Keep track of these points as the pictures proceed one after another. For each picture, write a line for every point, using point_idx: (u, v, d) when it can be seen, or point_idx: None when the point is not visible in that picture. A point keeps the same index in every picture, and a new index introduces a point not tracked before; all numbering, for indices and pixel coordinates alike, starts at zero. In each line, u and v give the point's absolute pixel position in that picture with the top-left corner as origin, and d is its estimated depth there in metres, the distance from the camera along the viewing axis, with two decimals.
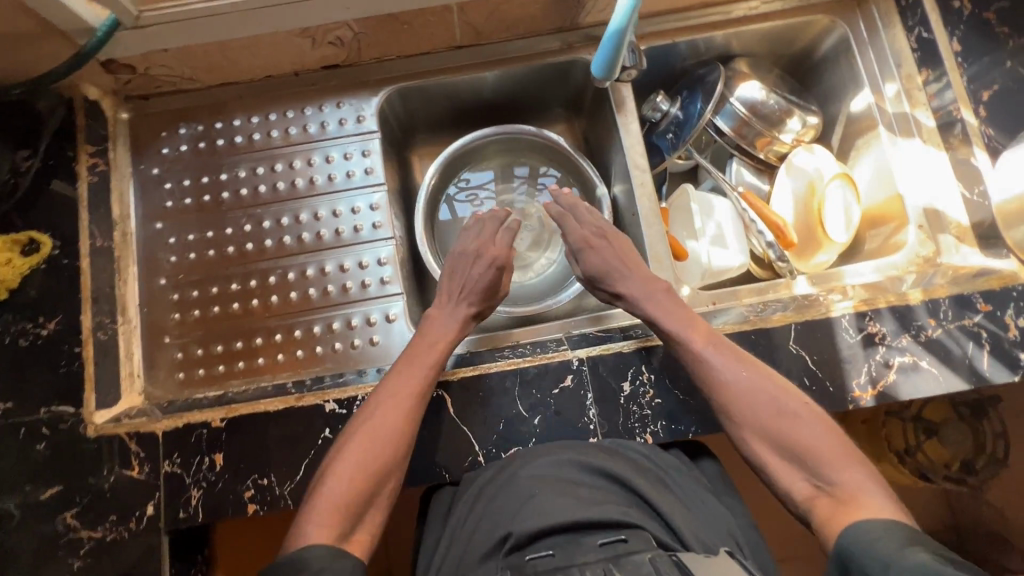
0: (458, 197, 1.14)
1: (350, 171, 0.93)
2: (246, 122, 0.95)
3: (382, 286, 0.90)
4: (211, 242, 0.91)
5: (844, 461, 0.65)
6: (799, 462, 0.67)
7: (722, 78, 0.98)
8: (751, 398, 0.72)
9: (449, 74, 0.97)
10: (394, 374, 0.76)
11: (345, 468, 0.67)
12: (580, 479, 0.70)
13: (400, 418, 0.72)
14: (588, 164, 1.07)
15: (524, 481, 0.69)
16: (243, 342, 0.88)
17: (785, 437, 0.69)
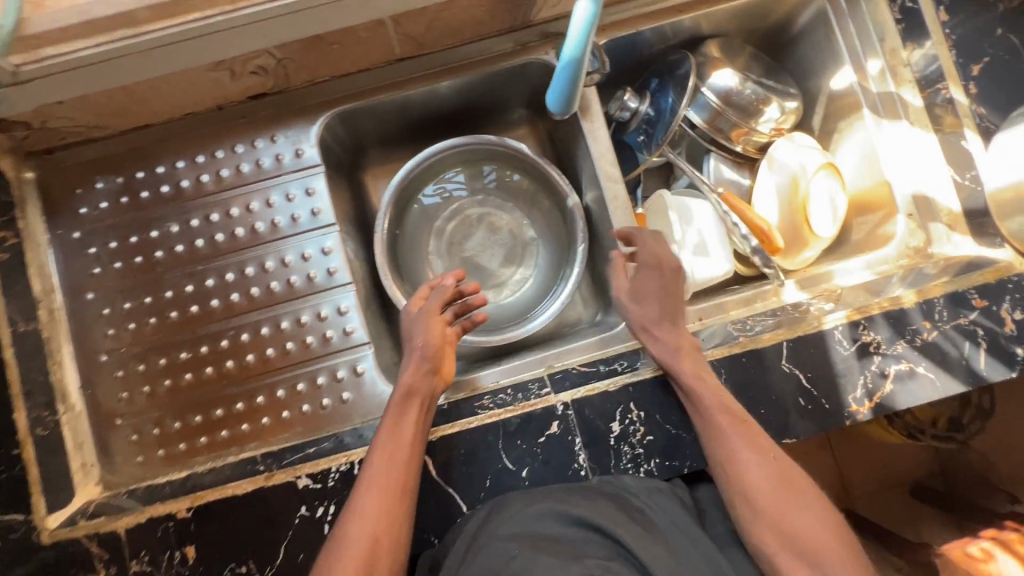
0: (421, 218, 1.06)
1: (296, 213, 0.85)
2: (171, 168, 0.84)
3: (346, 337, 0.84)
4: (151, 308, 0.83)
5: (842, 557, 0.61)
6: (803, 556, 0.61)
7: (694, 67, 0.90)
8: (760, 479, 0.67)
9: (393, 90, 0.87)
10: (372, 467, 0.68)
11: None
12: (565, 533, 0.63)
13: (384, 521, 0.64)
14: (557, 173, 0.99)
15: (502, 540, 0.62)
16: (203, 415, 0.81)
17: (786, 527, 0.64)
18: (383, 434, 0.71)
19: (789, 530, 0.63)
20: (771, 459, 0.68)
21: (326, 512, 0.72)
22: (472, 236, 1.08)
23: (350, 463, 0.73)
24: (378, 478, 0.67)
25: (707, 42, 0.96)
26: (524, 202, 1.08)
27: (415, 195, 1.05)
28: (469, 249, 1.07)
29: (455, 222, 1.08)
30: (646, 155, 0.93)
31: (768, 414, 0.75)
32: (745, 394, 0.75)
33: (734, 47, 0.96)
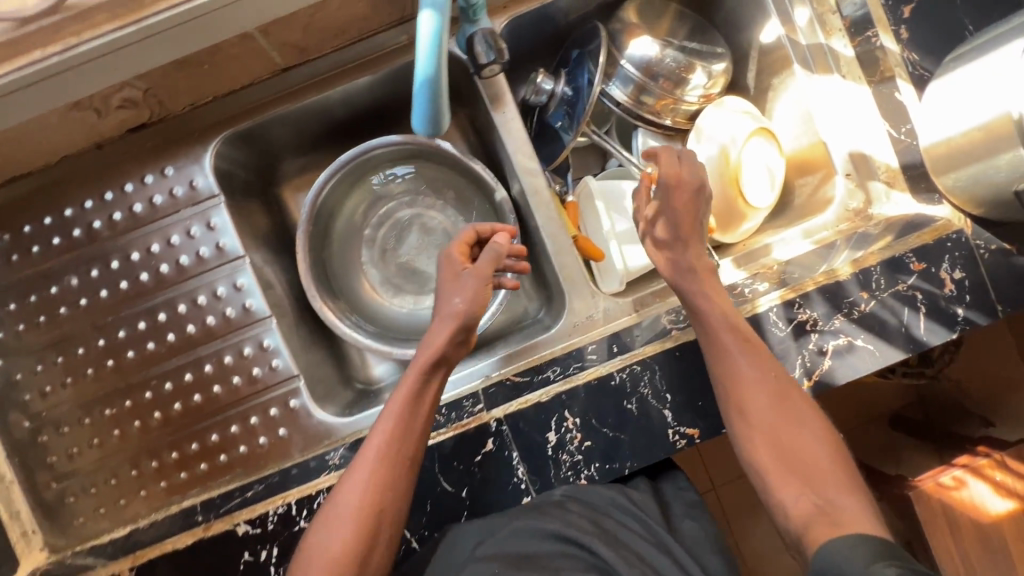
0: (348, 226, 1.00)
1: (201, 250, 0.80)
2: (58, 217, 0.79)
3: (274, 372, 0.81)
4: (67, 368, 0.80)
5: (840, 476, 0.58)
6: (799, 472, 0.59)
7: (604, 37, 0.83)
8: (761, 398, 0.64)
9: (284, 103, 0.80)
10: (379, 429, 0.66)
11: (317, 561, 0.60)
12: (537, 553, 0.63)
13: (387, 484, 0.63)
14: (480, 165, 0.91)
15: (481, 562, 0.62)
16: (137, 469, 0.79)
17: (784, 443, 0.61)
18: (400, 394, 0.68)
19: (785, 446, 0.61)
20: (776, 375, 0.65)
21: (270, 555, 0.72)
22: (406, 237, 1.02)
23: (287, 505, 0.74)
24: (387, 441, 0.65)
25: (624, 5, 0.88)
26: (454, 197, 1.01)
27: (338, 205, 0.97)
28: (405, 251, 1.02)
29: (387, 224, 1.02)
30: (569, 136, 0.85)
31: (705, 405, 0.74)
32: (681, 389, 0.74)
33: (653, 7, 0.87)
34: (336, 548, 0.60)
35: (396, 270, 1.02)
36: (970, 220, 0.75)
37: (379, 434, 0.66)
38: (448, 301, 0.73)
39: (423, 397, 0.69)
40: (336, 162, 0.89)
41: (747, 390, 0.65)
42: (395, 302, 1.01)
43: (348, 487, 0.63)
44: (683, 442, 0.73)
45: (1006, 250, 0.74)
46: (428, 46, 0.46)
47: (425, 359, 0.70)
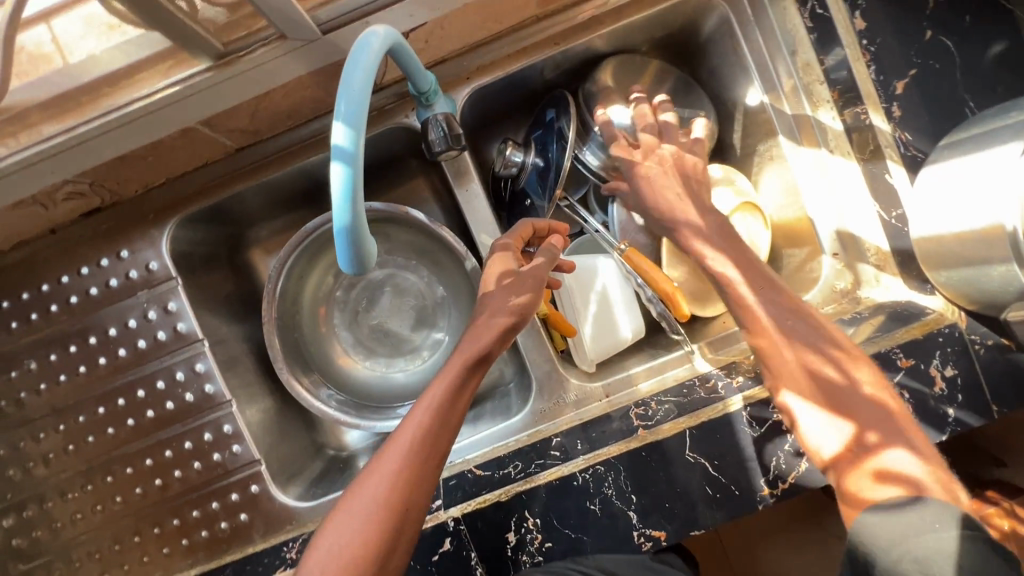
0: (322, 289, 0.98)
1: (158, 333, 0.79)
2: (18, 301, 0.78)
3: (234, 455, 0.80)
4: (31, 451, 0.80)
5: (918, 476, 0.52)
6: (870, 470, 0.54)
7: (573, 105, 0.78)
8: (845, 400, 0.58)
9: (240, 181, 0.78)
10: (413, 421, 0.62)
11: (337, 556, 0.55)
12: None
13: (413, 483, 0.59)
14: (450, 234, 0.86)
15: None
16: (100, 552, 0.79)
17: (859, 440, 0.56)
18: (438, 387, 0.64)
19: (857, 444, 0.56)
20: (855, 370, 0.59)
21: None
22: (380, 296, 1.00)
23: None
24: (417, 436, 0.61)
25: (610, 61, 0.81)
26: (428, 258, 0.99)
27: (310, 269, 0.95)
28: (379, 311, 1.00)
29: (360, 285, 1.00)
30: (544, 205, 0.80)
31: (673, 507, 0.70)
32: (647, 489, 0.70)
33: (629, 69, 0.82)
34: (350, 543, 0.56)
35: (369, 331, 1.00)
36: (964, 313, 0.69)
37: (412, 426, 0.62)
38: (499, 308, 0.67)
39: (461, 393, 0.64)
40: (298, 234, 0.86)
41: (811, 386, 0.60)
42: (368, 364, 0.99)
43: (369, 480, 0.59)
44: (650, 544, 0.70)
45: (1004, 346, 0.69)
46: (340, 198, 0.43)
47: (469, 353, 0.65)
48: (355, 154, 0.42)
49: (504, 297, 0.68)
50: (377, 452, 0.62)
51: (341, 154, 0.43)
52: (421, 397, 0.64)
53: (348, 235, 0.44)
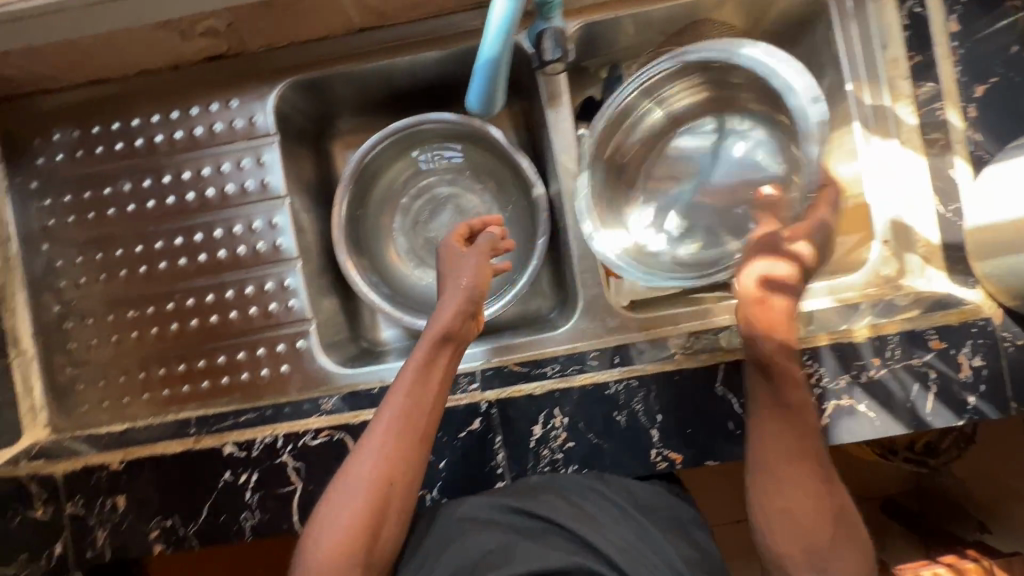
0: (395, 186, 1.03)
1: (247, 183, 0.84)
2: (126, 125, 0.84)
3: (289, 311, 0.84)
4: (102, 265, 0.85)
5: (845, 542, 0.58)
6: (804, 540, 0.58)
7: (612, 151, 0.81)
8: (787, 454, 0.61)
9: (354, 60, 0.84)
10: (394, 398, 0.64)
11: (339, 532, 0.59)
12: (524, 520, 0.66)
13: (402, 458, 0.62)
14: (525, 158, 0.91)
15: (476, 535, 0.64)
16: (145, 373, 0.84)
17: (798, 504, 0.59)
18: (412, 364, 0.67)
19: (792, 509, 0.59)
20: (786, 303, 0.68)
21: (248, 479, 0.75)
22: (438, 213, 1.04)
23: (273, 437, 0.75)
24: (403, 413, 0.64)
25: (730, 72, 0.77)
26: (496, 183, 1.03)
27: (391, 162, 1.01)
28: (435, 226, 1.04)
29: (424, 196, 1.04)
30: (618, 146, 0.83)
31: (692, 435, 0.74)
32: (673, 413, 0.74)
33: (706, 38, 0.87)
34: (351, 519, 0.59)
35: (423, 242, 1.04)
36: (1001, 310, 0.74)
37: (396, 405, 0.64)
38: (467, 282, 0.73)
39: (435, 366, 0.68)
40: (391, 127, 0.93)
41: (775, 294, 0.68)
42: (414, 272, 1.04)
43: (359, 463, 0.62)
44: (664, 464, 0.74)
45: None
46: (496, 29, 0.56)
47: (440, 329, 0.69)
48: None
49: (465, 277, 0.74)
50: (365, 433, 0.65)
51: None
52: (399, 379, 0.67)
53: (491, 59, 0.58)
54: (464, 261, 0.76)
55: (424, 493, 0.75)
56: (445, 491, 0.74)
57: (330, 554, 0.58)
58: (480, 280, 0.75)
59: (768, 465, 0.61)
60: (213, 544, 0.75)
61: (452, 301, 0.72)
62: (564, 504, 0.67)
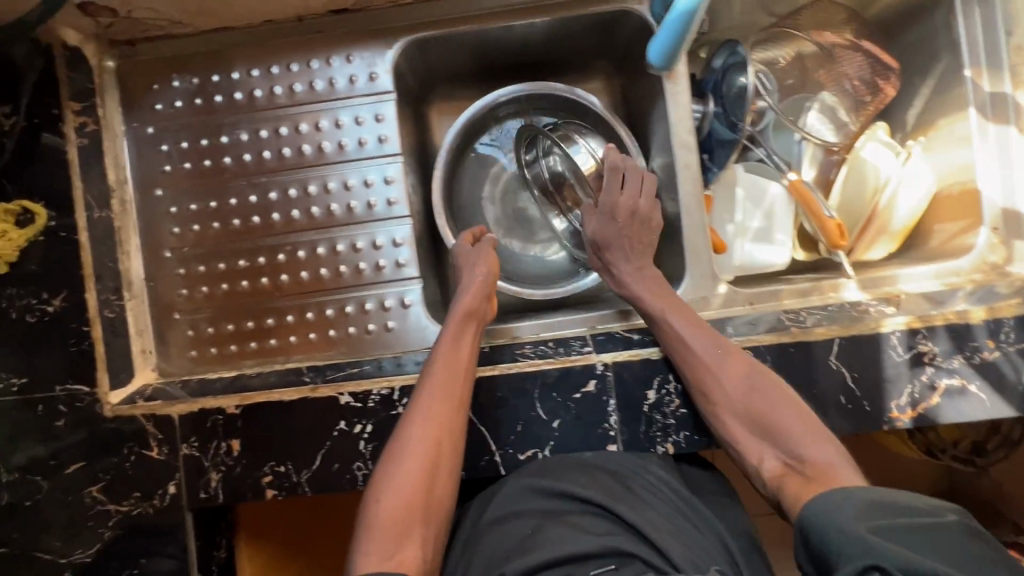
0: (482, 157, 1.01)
1: (363, 139, 0.84)
2: (245, 75, 0.84)
3: (397, 269, 0.85)
4: (216, 214, 0.84)
5: (798, 418, 0.69)
6: (766, 436, 0.70)
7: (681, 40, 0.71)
8: (727, 380, 0.71)
9: (475, 23, 0.84)
10: (433, 371, 0.73)
11: (399, 485, 0.66)
12: (558, 504, 0.69)
13: (446, 419, 0.71)
14: (624, 130, 0.94)
15: (511, 521, 0.69)
16: (253, 322, 0.84)
17: (750, 411, 0.70)
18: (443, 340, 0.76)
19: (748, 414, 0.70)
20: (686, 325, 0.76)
21: (363, 430, 0.76)
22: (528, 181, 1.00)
23: (390, 389, 0.76)
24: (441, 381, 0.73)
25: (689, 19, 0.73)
26: None
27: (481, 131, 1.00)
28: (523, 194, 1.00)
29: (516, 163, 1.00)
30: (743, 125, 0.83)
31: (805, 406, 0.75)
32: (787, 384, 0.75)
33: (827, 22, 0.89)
34: (409, 475, 0.67)
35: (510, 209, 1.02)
36: None
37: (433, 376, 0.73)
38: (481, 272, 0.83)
39: (460, 343, 0.76)
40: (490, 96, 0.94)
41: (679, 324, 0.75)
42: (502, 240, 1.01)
43: (408, 429, 0.70)
44: None
45: None
46: None
47: (461, 308, 0.79)
48: None
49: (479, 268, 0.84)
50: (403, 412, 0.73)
51: None
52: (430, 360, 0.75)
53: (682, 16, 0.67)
54: (473, 255, 0.86)
55: (536, 451, 0.76)
56: (557, 449, 0.75)
57: (392, 505, 0.65)
58: (491, 269, 0.85)
59: (708, 395, 0.72)
60: (325, 492, 0.75)
61: (469, 289, 0.81)
62: (611, 487, 0.70)
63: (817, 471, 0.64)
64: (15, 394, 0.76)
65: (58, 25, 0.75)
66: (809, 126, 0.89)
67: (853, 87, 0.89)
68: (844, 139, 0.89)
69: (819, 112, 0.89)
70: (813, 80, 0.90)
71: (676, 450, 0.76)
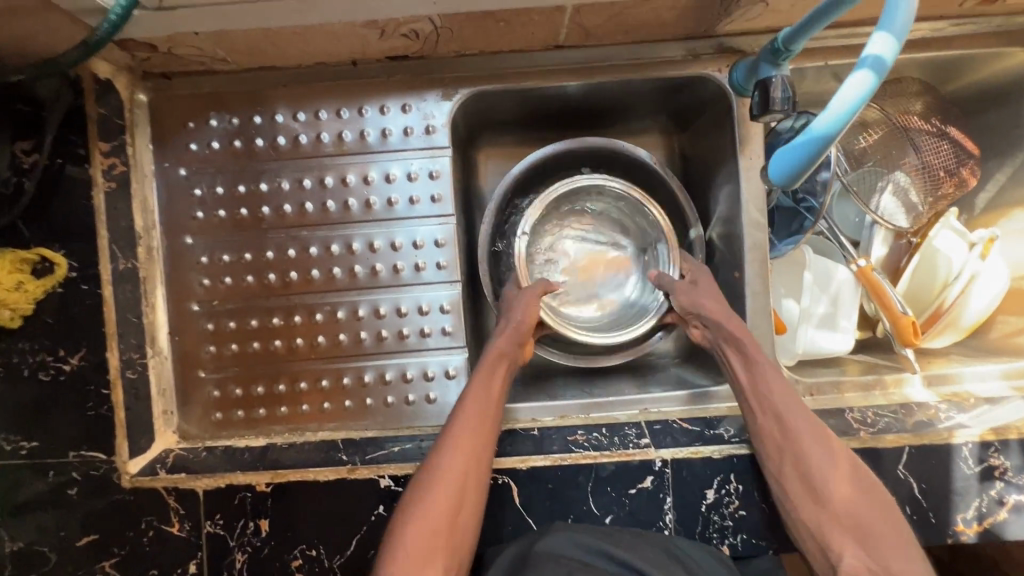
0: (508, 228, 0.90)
1: (414, 196, 0.79)
2: (290, 119, 0.78)
3: (442, 336, 0.80)
4: (250, 266, 0.79)
5: (894, 530, 0.62)
6: (855, 533, 0.63)
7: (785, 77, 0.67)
8: (829, 481, 0.65)
9: (541, 78, 0.78)
10: (465, 404, 0.70)
11: (422, 519, 0.63)
12: (603, 563, 0.63)
13: (474, 454, 0.67)
14: (679, 186, 0.86)
15: (555, 564, 0.62)
16: (286, 385, 0.79)
17: (840, 499, 0.65)
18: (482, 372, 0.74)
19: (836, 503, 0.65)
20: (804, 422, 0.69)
21: None
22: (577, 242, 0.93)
23: None
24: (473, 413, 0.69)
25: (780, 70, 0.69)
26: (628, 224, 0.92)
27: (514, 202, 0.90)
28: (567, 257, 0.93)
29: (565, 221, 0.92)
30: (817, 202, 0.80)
31: None
32: None
33: (904, 96, 0.83)
34: (433, 505, 0.63)
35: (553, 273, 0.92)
36: None
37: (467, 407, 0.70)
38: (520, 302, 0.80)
39: (495, 380, 0.74)
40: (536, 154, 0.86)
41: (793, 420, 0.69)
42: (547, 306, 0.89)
43: (438, 458, 0.67)
44: None
45: None
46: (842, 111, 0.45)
47: (497, 347, 0.76)
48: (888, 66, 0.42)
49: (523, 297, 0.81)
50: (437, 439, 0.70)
51: (868, 63, 0.43)
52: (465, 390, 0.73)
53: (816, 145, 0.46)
54: (520, 294, 0.82)
55: None
56: None
57: (415, 539, 0.61)
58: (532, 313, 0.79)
59: (799, 473, 0.67)
60: None
61: (507, 325, 0.78)
62: (657, 557, 0.64)
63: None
64: (22, 457, 0.69)
65: (91, 59, 0.68)
66: (881, 208, 0.86)
67: (924, 166, 0.83)
68: (915, 225, 0.87)
69: (893, 194, 0.86)
70: (884, 155, 0.84)
71: (732, 552, 0.72)
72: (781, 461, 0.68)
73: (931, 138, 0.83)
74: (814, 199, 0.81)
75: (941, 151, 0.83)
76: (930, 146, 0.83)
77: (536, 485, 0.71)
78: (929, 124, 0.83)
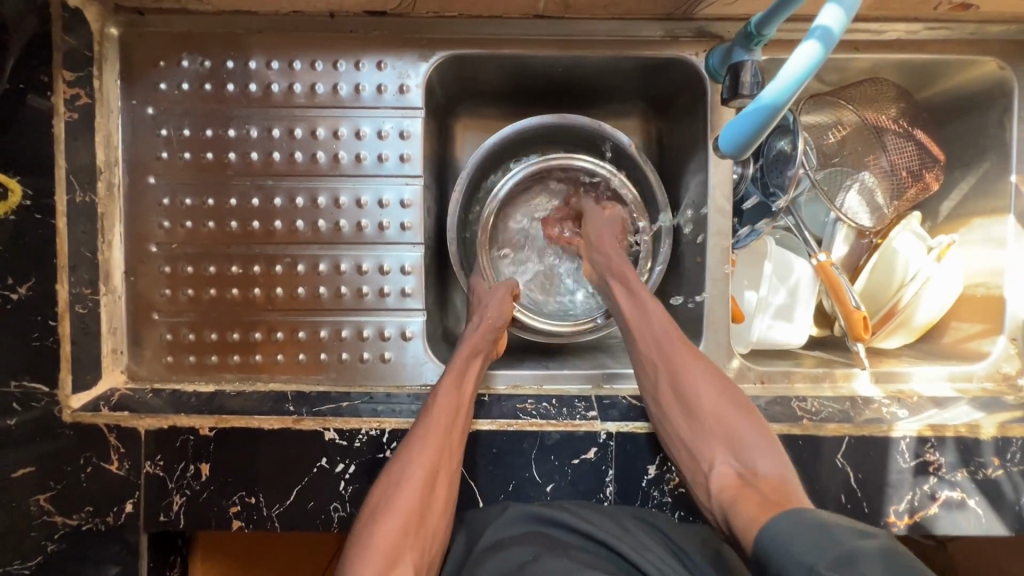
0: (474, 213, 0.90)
1: (383, 154, 0.79)
2: (263, 66, 0.77)
3: (402, 298, 0.80)
4: (212, 212, 0.78)
5: (761, 433, 0.65)
6: (725, 446, 0.65)
7: (756, 64, 0.68)
8: (697, 388, 0.68)
9: (519, 47, 0.78)
10: (435, 403, 0.69)
11: (389, 521, 0.61)
12: (555, 534, 0.65)
13: (445, 452, 0.67)
14: (653, 171, 0.86)
15: (509, 547, 0.63)
16: (240, 334, 0.79)
17: (713, 414, 0.67)
18: (451, 370, 0.73)
19: (703, 417, 0.67)
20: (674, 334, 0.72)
21: (345, 470, 0.70)
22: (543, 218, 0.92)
23: (380, 430, 0.71)
24: (444, 410, 0.69)
25: (754, 55, 0.69)
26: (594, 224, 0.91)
27: (482, 182, 0.90)
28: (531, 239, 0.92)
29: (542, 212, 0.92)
30: (783, 196, 0.81)
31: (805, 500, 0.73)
32: None
33: (879, 98, 0.84)
34: (402, 504, 0.62)
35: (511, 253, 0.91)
36: None
37: (436, 405, 0.69)
38: (490, 301, 0.80)
39: (465, 377, 0.73)
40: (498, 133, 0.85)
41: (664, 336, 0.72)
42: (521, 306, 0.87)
43: (410, 455, 0.66)
44: None
45: None
46: (793, 79, 0.49)
47: (468, 344, 0.76)
48: (835, 38, 0.46)
49: (495, 295, 0.81)
50: (404, 439, 0.69)
51: (818, 33, 0.47)
52: (433, 389, 0.72)
53: (765, 111, 0.51)
54: (489, 292, 0.81)
55: None
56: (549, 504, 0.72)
57: (381, 540, 0.60)
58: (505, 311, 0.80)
59: (667, 394, 0.70)
60: (296, 531, 0.70)
61: (481, 321, 0.78)
62: (608, 523, 0.66)
63: (771, 488, 0.59)
64: None
65: None
66: (845, 206, 0.87)
67: (891, 168, 0.85)
68: (878, 225, 0.89)
69: (858, 193, 0.86)
70: (852, 154, 0.86)
71: None
72: (656, 377, 0.71)
73: (899, 139, 0.84)
74: (782, 194, 0.81)
75: (905, 151, 0.84)
76: (896, 148, 0.85)
77: (481, 450, 0.72)
78: (897, 125, 0.84)
